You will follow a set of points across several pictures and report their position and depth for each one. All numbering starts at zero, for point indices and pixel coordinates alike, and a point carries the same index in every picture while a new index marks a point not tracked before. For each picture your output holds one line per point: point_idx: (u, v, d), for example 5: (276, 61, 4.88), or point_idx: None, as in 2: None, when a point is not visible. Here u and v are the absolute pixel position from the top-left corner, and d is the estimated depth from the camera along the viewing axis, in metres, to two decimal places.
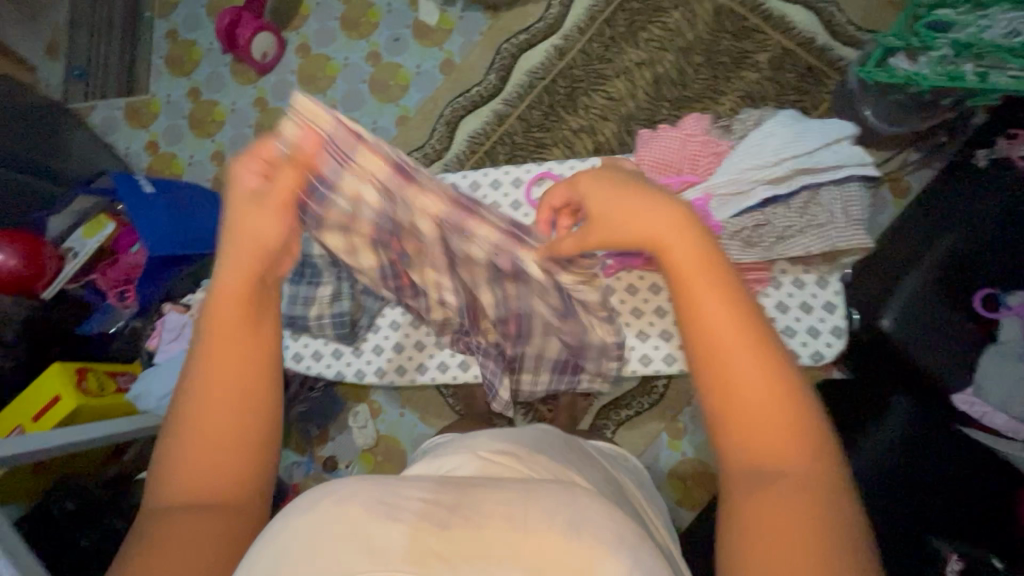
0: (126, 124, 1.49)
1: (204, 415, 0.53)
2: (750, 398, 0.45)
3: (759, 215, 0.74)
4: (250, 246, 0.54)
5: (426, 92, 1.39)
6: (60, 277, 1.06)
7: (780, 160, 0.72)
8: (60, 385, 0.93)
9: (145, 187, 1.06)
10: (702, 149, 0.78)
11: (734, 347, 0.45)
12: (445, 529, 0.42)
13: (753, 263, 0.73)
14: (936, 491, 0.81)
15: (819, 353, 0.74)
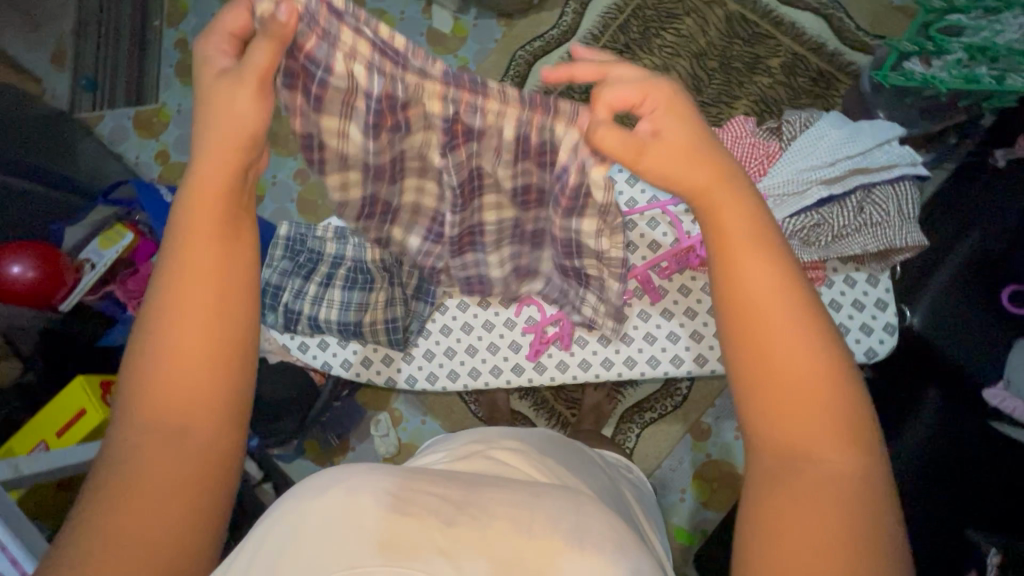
0: (135, 133, 1.47)
1: (177, 335, 0.46)
2: (790, 379, 0.43)
3: (815, 214, 0.74)
4: (225, 130, 0.48)
5: None
6: (78, 288, 1.04)
7: (835, 160, 0.73)
8: (85, 398, 0.92)
9: (166, 197, 1.07)
10: (752, 153, 0.78)
11: (776, 322, 0.44)
12: (451, 526, 0.43)
13: (811, 263, 0.74)
14: (980, 482, 0.84)
15: (871, 350, 0.74)
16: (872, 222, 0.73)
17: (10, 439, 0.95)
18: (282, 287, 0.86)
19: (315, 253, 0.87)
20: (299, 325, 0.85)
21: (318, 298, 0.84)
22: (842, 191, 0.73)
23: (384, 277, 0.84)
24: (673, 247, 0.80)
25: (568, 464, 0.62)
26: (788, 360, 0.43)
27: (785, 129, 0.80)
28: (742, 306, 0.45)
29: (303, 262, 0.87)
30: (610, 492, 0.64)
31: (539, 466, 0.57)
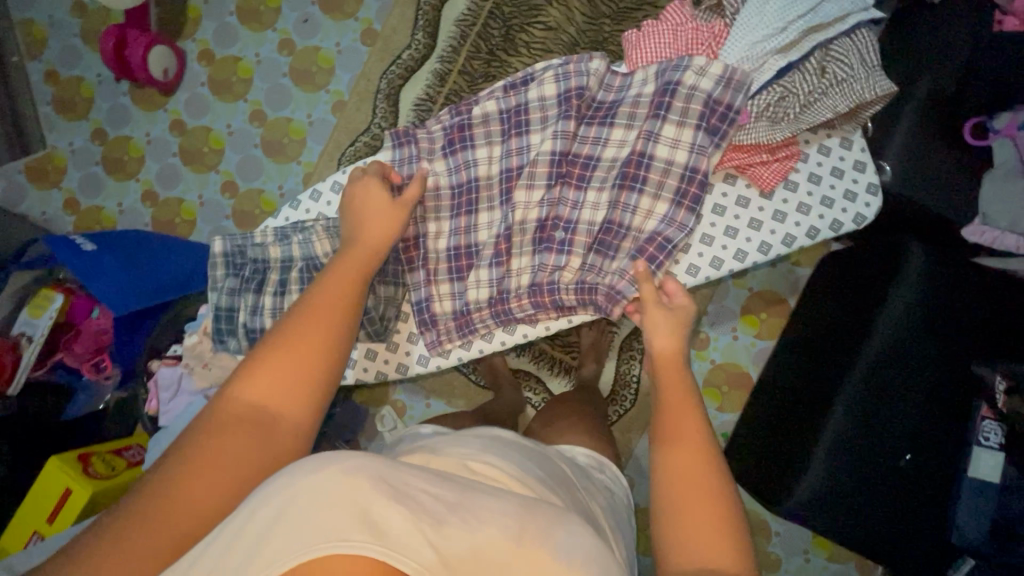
0: (33, 187, 1.33)
1: (286, 343, 0.57)
2: (685, 479, 0.54)
3: (778, 87, 0.70)
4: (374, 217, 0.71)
5: (355, 70, 1.29)
6: (22, 366, 0.94)
7: (786, 25, 0.70)
8: (67, 477, 0.85)
9: (85, 245, 0.96)
10: (696, 37, 0.72)
11: (686, 431, 0.57)
12: (442, 525, 0.43)
13: (783, 140, 0.71)
14: (965, 329, 0.86)
15: (860, 216, 0.73)
16: (838, 80, 0.70)
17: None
18: (235, 307, 0.78)
19: (260, 264, 0.79)
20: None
21: (276, 309, 0.76)
22: (801, 56, 0.69)
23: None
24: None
25: (548, 472, 0.60)
26: (699, 490, 0.53)
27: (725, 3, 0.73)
28: (671, 452, 0.56)
29: (250, 275, 0.79)
30: (582, 505, 0.60)
31: (524, 476, 0.55)
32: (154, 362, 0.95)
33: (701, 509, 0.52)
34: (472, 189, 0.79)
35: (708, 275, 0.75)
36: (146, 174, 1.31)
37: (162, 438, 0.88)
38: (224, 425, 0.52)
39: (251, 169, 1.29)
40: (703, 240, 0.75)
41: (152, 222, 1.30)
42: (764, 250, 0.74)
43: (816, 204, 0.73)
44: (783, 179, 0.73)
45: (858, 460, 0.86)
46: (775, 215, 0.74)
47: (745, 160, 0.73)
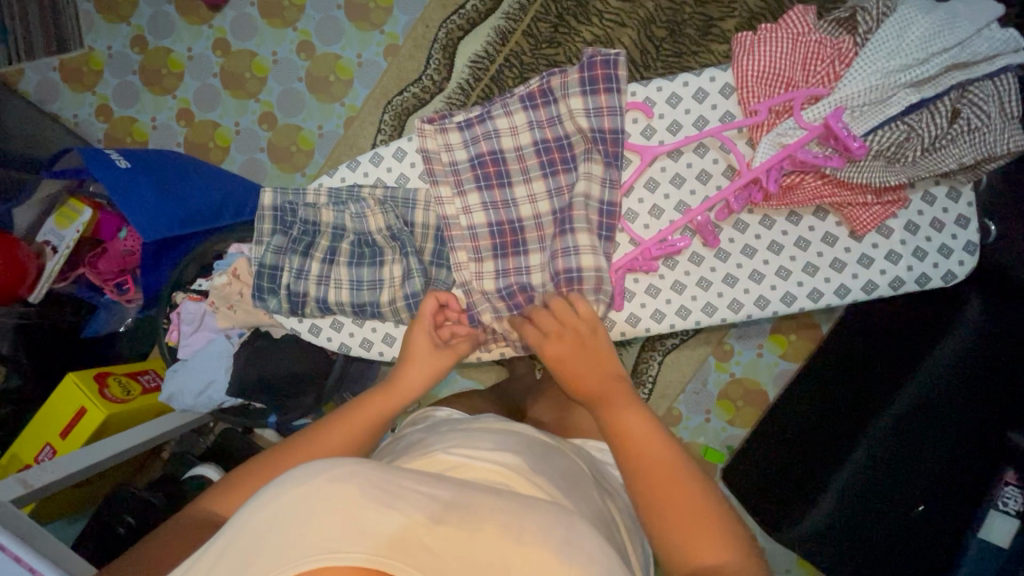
0: (66, 88, 1.28)
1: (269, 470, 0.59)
2: (670, 497, 0.54)
3: (902, 125, 0.64)
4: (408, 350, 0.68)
5: (413, 13, 1.21)
6: (46, 275, 0.93)
7: (927, 57, 0.63)
8: (83, 396, 0.85)
9: (118, 161, 0.93)
10: (818, 51, 0.67)
11: (638, 443, 0.57)
12: (437, 523, 0.42)
13: (894, 185, 0.65)
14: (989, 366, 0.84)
15: (950, 273, 0.68)
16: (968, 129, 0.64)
17: (12, 446, 0.90)
18: (281, 266, 0.74)
19: (304, 227, 0.75)
20: (307, 309, 0.75)
21: (323, 277, 0.74)
22: (935, 94, 0.63)
23: (394, 246, 0.74)
24: (732, 184, 0.68)
25: (564, 474, 0.58)
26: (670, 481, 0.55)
27: (858, 20, 0.67)
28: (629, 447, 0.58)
29: (299, 235, 0.75)
30: (599, 508, 0.57)
31: (532, 474, 0.54)
32: (178, 293, 0.92)
33: (677, 505, 0.54)
34: (542, 152, 0.71)
35: (777, 310, 0.70)
36: (183, 91, 1.26)
37: (184, 373, 0.87)
38: (192, 533, 0.56)
39: (292, 103, 1.24)
40: (778, 273, 0.70)
41: (185, 143, 1.26)
42: (841, 293, 0.69)
43: (907, 254, 0.69)
44: (875, 224, 0.68)
45: (862, 506, 0.84)
46: (860, 258, 0.69)
47: (845, 198, 0.67)
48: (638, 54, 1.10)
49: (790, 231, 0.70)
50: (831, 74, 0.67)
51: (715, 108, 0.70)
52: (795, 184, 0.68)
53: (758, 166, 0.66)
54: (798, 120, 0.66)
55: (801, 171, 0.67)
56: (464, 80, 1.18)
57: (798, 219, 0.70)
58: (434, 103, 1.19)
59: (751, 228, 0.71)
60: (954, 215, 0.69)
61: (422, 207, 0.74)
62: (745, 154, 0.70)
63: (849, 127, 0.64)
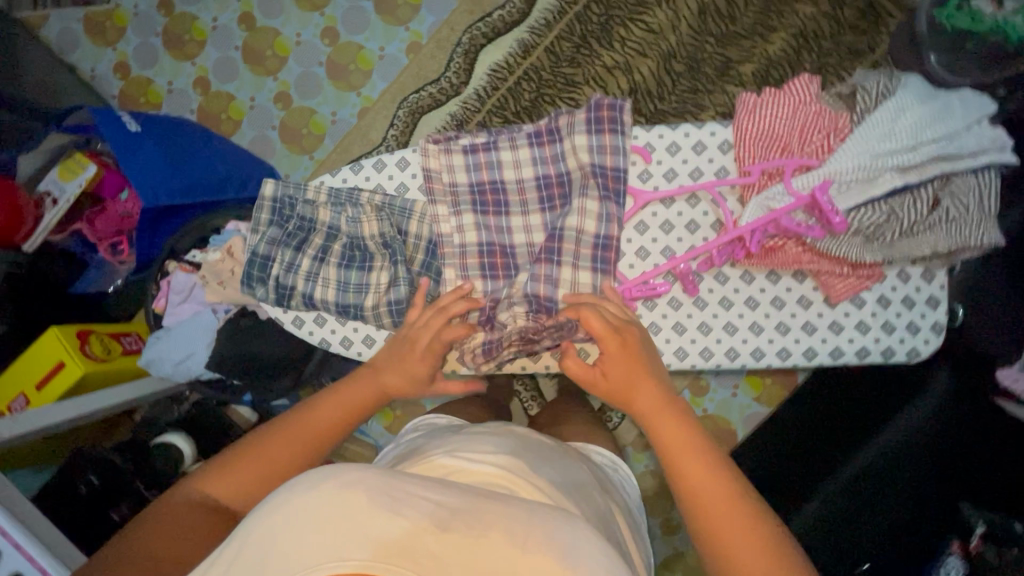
0: (88, 40, 1.28)
1: (274, 450, 0.62)
2: (712, 503, 0.58)
3: (884, 206, 0.66)
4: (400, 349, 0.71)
5: (440, 14, 1.23)
6: (42, 226, 0.94)
7: (917, 144, 0.64)
8: (61, 351, 0.85)
9: (129, 124, 0.94)
10: (816, 122, 0.69)
11: (680, 448, 0.63)
12: (444, 530, 0.42)
13: (869, 262, 0.67)
14: (946, 436, 0.86)
15: (915, 351, 0.71)
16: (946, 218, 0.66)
17: None
18: (272, 257, 0.75)
19: (301, 223, 0.77)
20: (292, 302, 0.76)
21: (312, 274, 0.75)
22: (919, 181, 0.64)
23: (385, 254, 0.75)
24: (716, 239, 0.70)
25: (569, 481, 0.59)
26: (707, 486, 0.59)
27: (857, 99, 0.69)
28: (679, 462, 0.62)
29: (293, 230, 0.76)
30: (602, 515, 0.58)
31: (529, 475, 0.55)
32: (169, 262, 0.93)
33: (720, 514, 0.57)
34: (542, 187, 0.73)
35: (745, 363, 0.72)
36: (203, 60, 1.27)
37: (165, 341, 0.88)
38: (181, 514, 0.57)
39: (310, 87, 1.25)
40: (751, 328, 0.72)
41: (198, 111, 1.26)
42: (808, 356, 0.71)
43: (875, 327, 0.71)
44: (854, 292, 0.70)
45: (830, 551, 0.85)
46: (831, 325, 0.71)
47: (824, 267, 0.69)
48: (655, 87, 1.13)
49: (769, 289, 0.72)
50: (826, 146, 0.68)
51: (712, 162, 0.73)
52: (777, 247, 0.69)
53: (744, 225, 0.68)
54: (787, 186, 0.67)
55: (783, 235, 0.69)
56: (482, 88, 1.20)
57: (777, 278, 0.72)
58: (449, 105, 1.21)
59: (730, 281, 0.72)
60: (925, 295, 0.71)
61: (417, 218, 0.76)
62: (734, 211, 0.72)
63: (833, 203, 0.65)
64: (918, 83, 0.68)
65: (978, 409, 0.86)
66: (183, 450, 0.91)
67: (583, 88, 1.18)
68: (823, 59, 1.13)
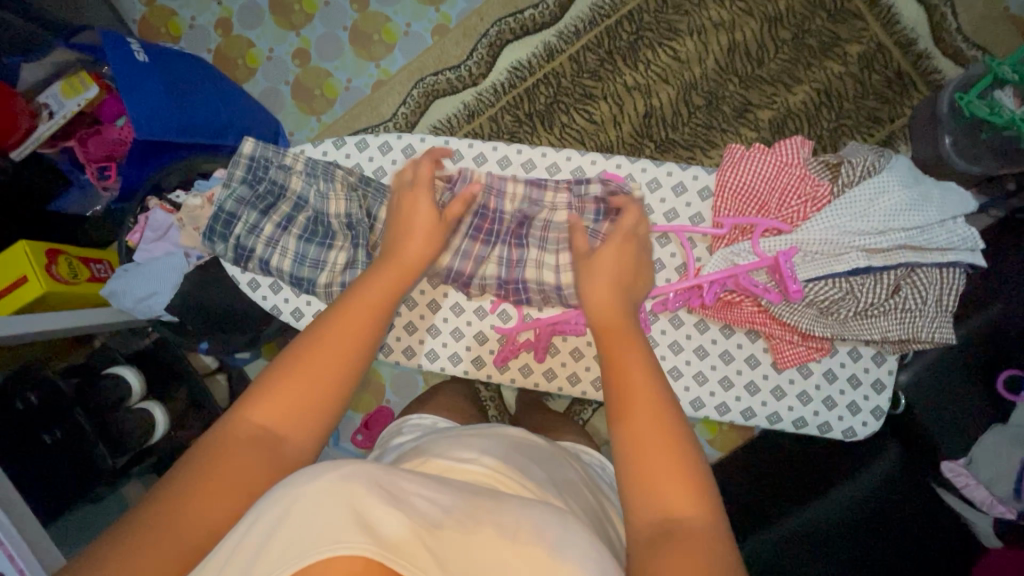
0: None
1: (312, 353, 0.57)
2: (639, 413, 0.52)
3: (843, 283, 0.67)
4: (418, 217, 0.68)
5: (473, 2, 1.22)
6: (34, 136, 0.93)
7: (886, 229, 0.64)
8: (27, 265, 0.85)
9: (137, 54, 0.93)
10: (797, 186, 0.69)
11: (631, 366, 0.55)
12: (436, 527, 0.43)
13: (820, 337, 0.68)
14: (887, 512, 0.82)
15: (852, 430, 0.71)
16: (904, 307, 0.67)
17: None
18: (237, 216, 0.75)
19: (277, 190, 0.77)
20: (248, 265, 0.76)
21: (272, 241, 0.75)
22: (883, 265, 0.65)
23: (347, 235, 0.75)
24: (678, 281, 0.70)
25: (557, 480, 0.59)
26: (648, 408, 0.52)
27: (841, 170, 0.69)
28: (623, 405, 0.53)
29: (263, 193, 0.76)
30: (595, 515, 0.58)
31: (521, 476, 0.55)
32: (153, 199, 0.93)
33: (651, 438, 0.50)
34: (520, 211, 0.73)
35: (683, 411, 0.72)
36: (229, 2, 1.26)
37: (131, 277, 0.87)
38: (241, 445, 0.51)
39: (330, 49, 1.24)
40: (696, 377, 0.72)
41: (214, 52, 1.25)
42: (746, 415, 0.71)
43: (817, 400, 0.71)
44: (806, 359, 0.70)
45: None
46: (774, 389, 0.71)
47: (776, 331, 0.69)
48: (671, 115, 1.13)
49: (722, 341, 0.72)
50: (801, 213, 0.69)
51: (689, 206, 0.73)
52: (734, 303, 0.71)
53: (705, 275, 0.69)
54: (754, 246, 0.68)
55: (745, 290, 0.69)
56: (500, 83, 1.19)
57: (732, 331, 0.72)
58: (463, 94, 1.20)
59: (684, 326, 0.72)
60: (874, 379, 0.71)
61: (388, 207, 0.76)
62: (700, 257, 0.72)
63: (793, 270, 0.66)
64: (907, 167, 0.68)
65: (918, 492, 0.84)
66: (132, 384, 0.94)
67: (599, 103, 1.17)
68: (842, 119, 1.13)
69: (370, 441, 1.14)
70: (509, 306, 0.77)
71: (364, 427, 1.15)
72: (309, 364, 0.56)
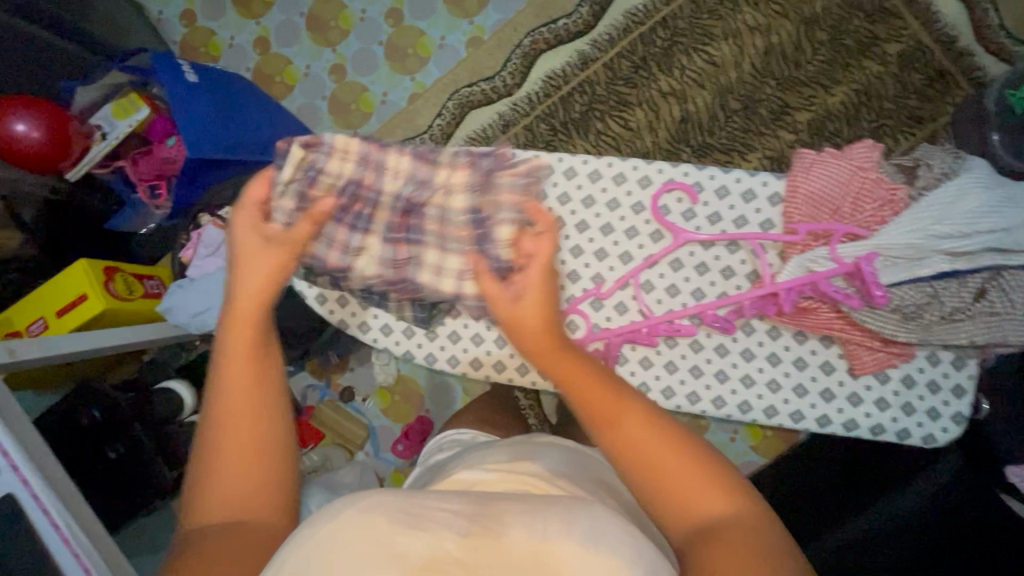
0: None
1: (231, 436, 0.59)
2: (642, 452, 0.53)
3: (926, 287, 0.68)
4: (243, 239, 0.64)
5: (506, 14, 1.23)
6: (88, 158, 0.96)
7: (971, 233, 0.66)
8: (86, 284, 0.87)
9: (188, 75, 0.95)
10: (871, 190, 0.70)
11: (615, 409, 0.55)
12: (464, 536, 0.43)
13: (903, 342, 0.70)
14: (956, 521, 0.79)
15: (932, 437, 0.72)
16: (990, 310, 0.68)
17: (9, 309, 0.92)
18: None
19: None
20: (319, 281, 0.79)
21: None
22: (968, 268, 0.66)
23: None
24: (751, 290, 0.72)
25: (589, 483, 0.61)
26: (646, 443, 0.53)
27: (919, 174, 0.70)
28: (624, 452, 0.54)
29: None
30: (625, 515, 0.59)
31: (546, 481, 0.57)
32: (206, 216, 0.95)
33: (661, 466, 0.52)
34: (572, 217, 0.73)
35: (758, 418, 0.74)
36: (267, 21, 1.29)
37: (185, 293, 0.90)
38: (202, 539, 0.54)
39: (365, 64, 1.26)
40: (769, 385, 0.73)
41: (253, 70, 1.28)
42: (822, 422, 0.73)
43: (897, 406, 0.72)
44: (888, 366, 0.71)
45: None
46: (850, 397, 0.72)
47: (856, 337, 0.71)
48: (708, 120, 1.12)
49: (796, 348, 0.73)
50: (876, 217, 0.70)
51: (759, 212, 0.74)
52: (811, 309, 0.71)
53: (782, 282, 0.70)
54: (832, 251, 0.69)
55: (824, 296, 0.70)
56: (534, 93, 1.20)
57: (806, 339, 0.73)
58: (498, 104, 1.21)
59: (755, 334, 0.74)
60: (955, 384, 0.72)
61: None
62: (772, 263, 0.73)
63: (875, 274, 0.67)
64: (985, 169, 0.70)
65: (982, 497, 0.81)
66: (185, 398, 0.94)
67: (634, 110, 1.17)
68: (882, 120, 1.11)
69: (412, 450, 1.18)
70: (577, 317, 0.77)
71: (406, 437, 1.19)
72: (235, 447, 0.58)
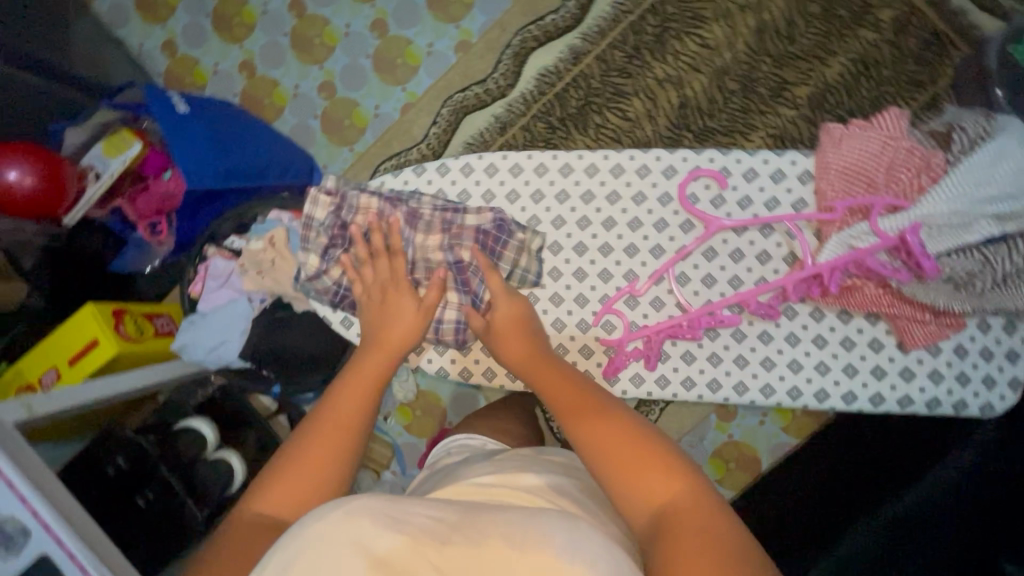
0: (140, 17, 1.29)
1: (313, 443, 0.61)
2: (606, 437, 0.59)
3: (975, 252, 0.72)
4: (387, 302, 0.77)
5: (493, 15, 1.21)
6: (84, 200, 0.94)
7: (1016, 194, 0.69)
8: (96, 328, 0.85)
9: (178, 106, 0.93)
10: (903, 158, 0.75)
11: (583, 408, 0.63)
12: (444, 542, 0.44)
13: (955, 311, 0.74)
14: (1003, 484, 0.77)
15: (990, 404, 0.78)
16: None
17: (18, 362, 0.89)
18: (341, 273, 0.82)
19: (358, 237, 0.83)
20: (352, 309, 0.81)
21: None
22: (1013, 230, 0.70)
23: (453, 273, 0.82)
24: (792, 274, 0.77)
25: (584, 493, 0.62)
26: (612, 435, 0.59)
27: (953, 139, 0.75)
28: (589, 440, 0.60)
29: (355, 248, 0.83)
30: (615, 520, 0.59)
31: (540, 492, 0.59)
32: (210, 247, 0.93)
33: (622, 450, 0.57)
34: None
35: (811, 403, 0.80)
36: (251, 44, 1.26)
37: (198, 329, 0.88)
38: (247, 534, 0.55)
39: (355, 79, 1.24)
40: (819, 367, 0.79)
41: (241, 95, 1.26)
42: (876, 400, 0.79)
43: (951, 377, 0.78)
44: (943, 337, 0.77)
45: None
46: (901, 371, 0.78)
47: (906, 313, 0.76)
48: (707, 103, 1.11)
49: (841, 328, 0.79)
50: (912, 183, 0.74)
51: (791, 192, 0.80)
52: (856, 286, 0.77)
53: (824, 262, 0.76)
54: (873, 226, 0.74)
55: (864, 271, 0.76)
56: (529, 92, 1.18)
57: (850, 318, 0.79)
58: (493, 107, 1.19)
59: (799, 318, 0.80)
60: (1004, 348, 0.78)
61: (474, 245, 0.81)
62: (810, 243, 0.79)
63: (921, 242, 0.72)
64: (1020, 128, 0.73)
65: None
66: (205, 435, 0.90)
67: (631, 100, 1.16)
68: (882, 87, 1.10)
69: None
70: (614, 317, 0.82)
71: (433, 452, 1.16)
72: (312, 449, 0.61)
